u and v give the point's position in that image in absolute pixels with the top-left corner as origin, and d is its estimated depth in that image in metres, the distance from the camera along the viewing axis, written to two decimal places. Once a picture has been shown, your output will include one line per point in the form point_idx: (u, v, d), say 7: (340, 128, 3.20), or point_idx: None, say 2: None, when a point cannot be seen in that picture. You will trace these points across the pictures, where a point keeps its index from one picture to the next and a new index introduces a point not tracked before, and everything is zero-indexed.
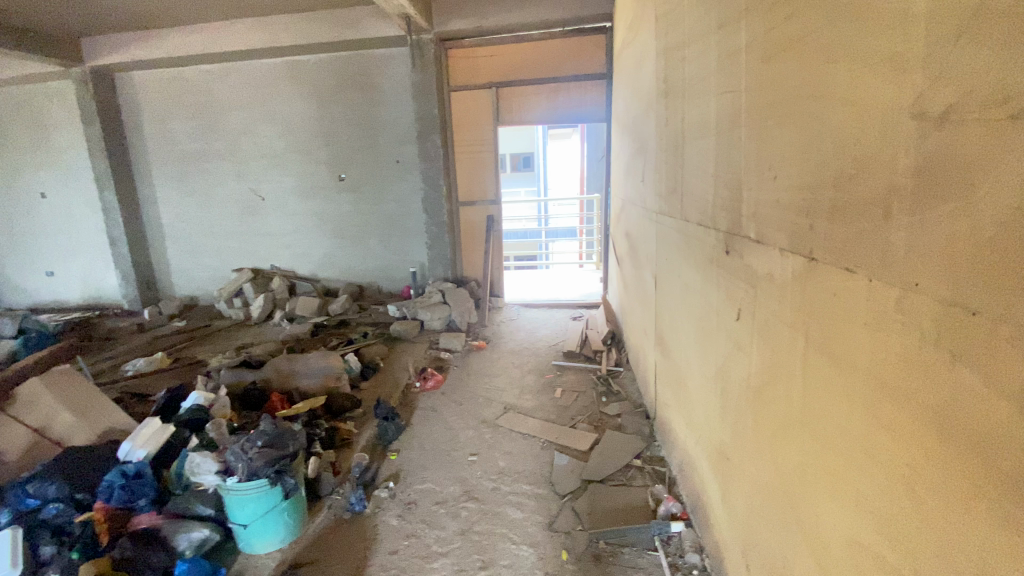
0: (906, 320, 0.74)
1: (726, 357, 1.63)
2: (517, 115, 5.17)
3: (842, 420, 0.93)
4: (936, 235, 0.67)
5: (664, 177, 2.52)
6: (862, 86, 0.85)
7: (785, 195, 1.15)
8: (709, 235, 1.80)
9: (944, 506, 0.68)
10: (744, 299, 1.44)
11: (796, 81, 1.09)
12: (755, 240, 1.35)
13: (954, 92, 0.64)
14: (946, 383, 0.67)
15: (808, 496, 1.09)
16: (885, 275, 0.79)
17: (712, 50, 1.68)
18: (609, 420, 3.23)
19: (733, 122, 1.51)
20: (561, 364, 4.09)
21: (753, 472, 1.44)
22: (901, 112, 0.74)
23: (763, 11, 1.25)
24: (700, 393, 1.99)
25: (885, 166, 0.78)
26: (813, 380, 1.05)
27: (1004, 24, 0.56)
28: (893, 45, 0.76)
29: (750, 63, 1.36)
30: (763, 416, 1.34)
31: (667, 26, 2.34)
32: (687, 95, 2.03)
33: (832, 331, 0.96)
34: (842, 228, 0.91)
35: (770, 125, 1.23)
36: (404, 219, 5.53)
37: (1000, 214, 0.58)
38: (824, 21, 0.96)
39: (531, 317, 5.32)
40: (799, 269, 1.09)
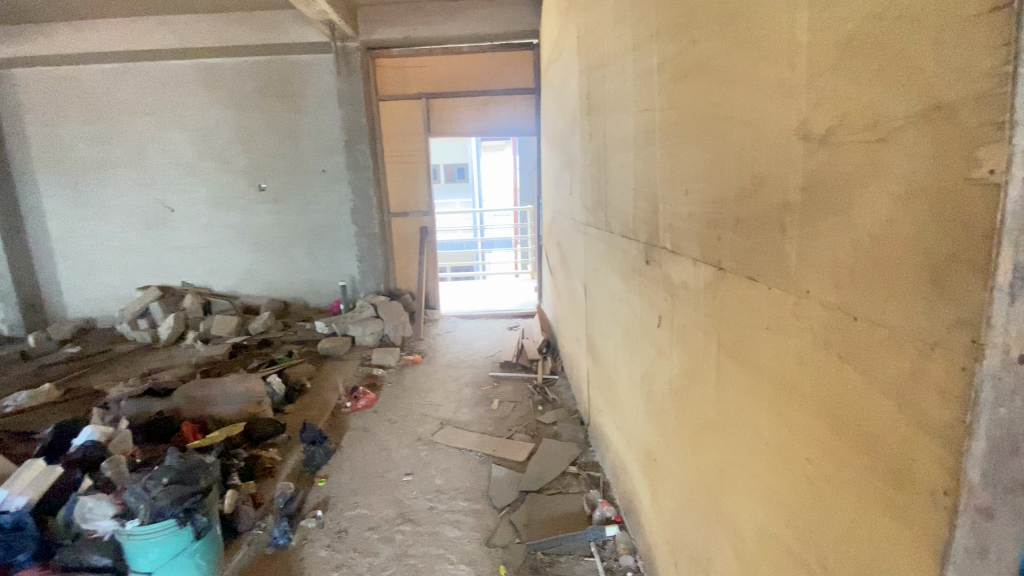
0: (801, 325, 0.80)
1: (651, 363, 1.68)
2: (448, 127, 5.15)
3: (754, 421, 0.98)
4: (823, 248, 0.73)
5: (589, 189, 2.59)
6: (756, 110, 0.92)
7: (695, 208, 1.22)
8: (631, 246, 1.86)
9: (840, 496, 0.73)
10: (664, 307, 1.51)
11: (702, 102, 1.16)
12: (672, 251, 1.42)
13: (834, 113, 0.70)
14: (836, 380, 0.72)
15: (725, 492, 1.15)
16: (782, 284, 0.85)
17: (629, 70, 1.76)
18: (545, 429, 3.25)
19: (649, 139, 1.59)
20: (498, 375, 4.08)
21: (678, 472, 1.49)
22: (789, 132, 0.81)
23: (672, 35, 1.33)
24: (629, 398, 2.04)
25: (779, 184, 0.85)
26: (726, 383, 1.10)
27: (872, 56, 0.62)
28: (782, 72, 0.83)
29: (662, 83, 1.43)
30: (685, 417, 1.39)
31: (587, 46, 2.43)
32: (608, 112, 2.11)
33: (740, 335, 1.01)
34: (744, 240, 0.98)
35: (681, 141, 1.30)
36: (331, 231, 5.27)
37: (874, 225, 0.63)
38: (724, 47, 1.03)
39: (467, 328, 5.27)
40: (709, 278, 1.15)
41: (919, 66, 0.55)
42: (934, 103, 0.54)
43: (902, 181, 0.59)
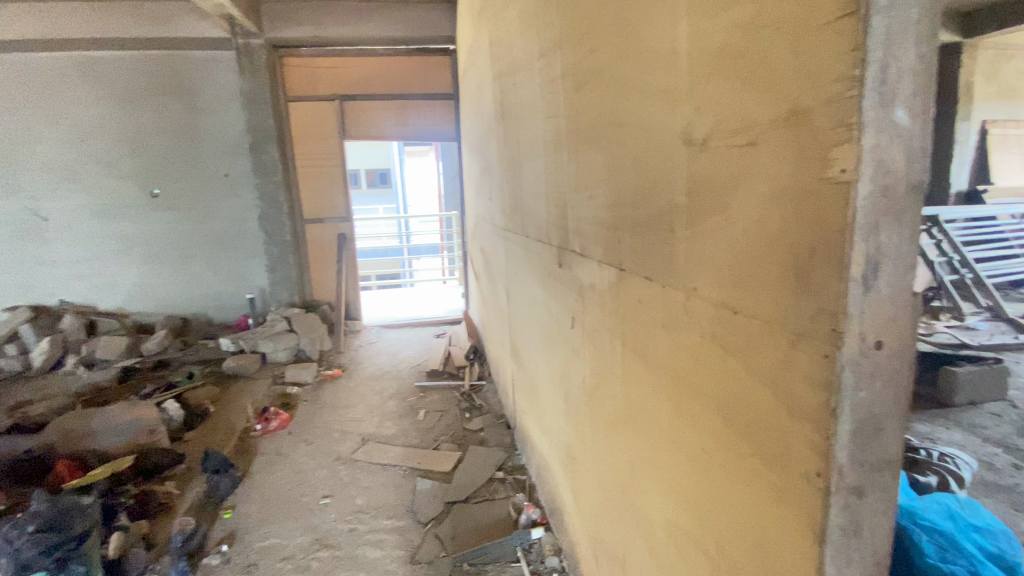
0: (690, 321, 0.84)
1: (567, 365, 1.71)
2: (364, 130, 4.96)
3: (656, 415, 1.01)
4: (708, 246, 0.76)
5: (507, 195, 2.60)
6: (647, 116, 0.95)
7: (599, 212, 1.24)
8: (545, 249, 1.88)
9: (731, 483, 0.76)
10: (575, 309, 1.54)
11: (600, 108, 1.19)
12: (580, 253, 1.44)
13: (712, 120, 0.73)
14: (722, 371, 0.76)
15: (636, 486, 1.18)
16: (673, 282, 0.88)
17: (537, 76, 1.78)
18: (471, 436, 3.20)
19: (556, 145, 1.62)
20: (425, 385, 3.97)
21: (594, 470, 1.52)
22: (677, 137, 0.84)
23: (572, 44, 1.36)
24: (549, 399, 2.06)
25: (668, 186, 0.88)
26: (631, 380, 1.13)
27: (740, 64, 0.65)
28: (668, 81, 0.86)
29: (566, 90, 1.46)
30: (598, 415, 1.42)
31: (499, 53, 2.44)
32: (521, 118, 2.13)
33: (641, 333, 1.05)
34: (641, 242, 1.01)
35: (584, 147, 1.33)
36: (236, 240, 4.86)
37: (750, 223, 0.66)
38: (617, 56, 1.07)
39: (392, 338, 5.10)
40: (613, 279, 1.19)
41: (783, 71, 0.57)
42: (791, 108, 0.57)
43: (771, 182, 0.61)
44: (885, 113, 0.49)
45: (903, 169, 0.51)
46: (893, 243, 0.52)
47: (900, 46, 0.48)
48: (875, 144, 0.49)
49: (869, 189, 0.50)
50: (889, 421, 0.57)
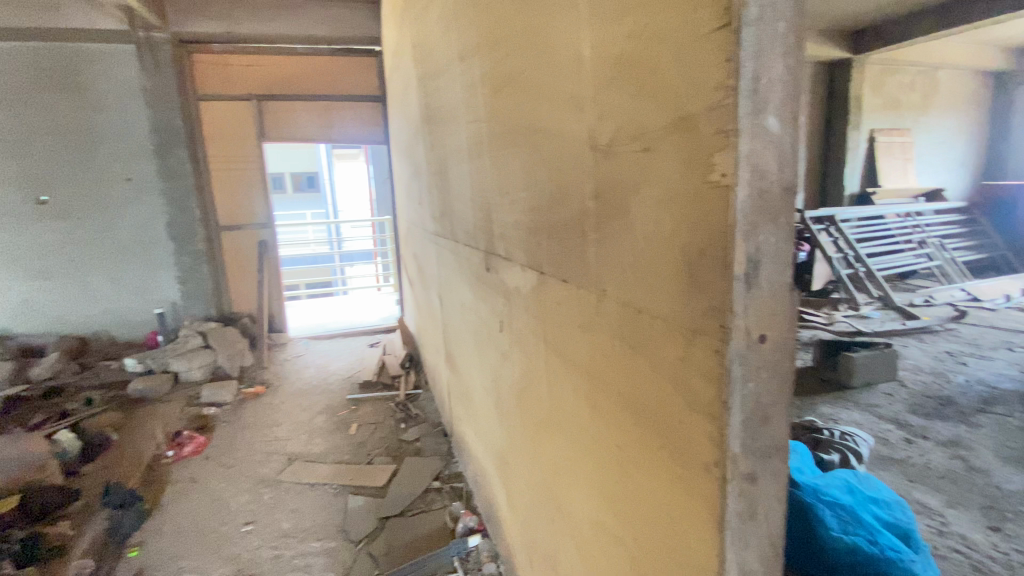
0: (602, 322, 0.86)
1: (497, 369, 1.69)
2: (285, 132, 4.70)
3: (577, 415, 1.03)
4: (614, 248, 0.78)
5: (435, 199, 2.56)
6: (558, 122, 0.97)
7: (520, 216, 1.25)
8: (473, 253, 1.87)
9: (644, 477, 0.78)
10: (503, 312, 1.53)
11: (517, 113, 1.19)
12: (504, 257, 1.44)
13: (614, 126, 0.75)
14: (631, 368, 0.78)
15: (563, 486, 1.19)
16: (587, 284, 0.90)
17: (458, 80, 1.76)
18: (407, 447, 3.10)
19: (478, 150, 1.61)
20: (357, 397, 3.81)
21: (526, 473, 1.52)
22: (584, 143, 0.86)
23: (488, 49, 1.36)
24: (482, 404, 2.03)
25: (578, 191, 0.90)
26: (554, 382, 1.14)
27: (634, 73, 0.68)
28: (574, 88, 0.88)
29: (484, 95, 1.46)
30: (527, 418, 1.43)
31: (422, 55, 2.40)
32: (444, 122, 2.09)
33: (561, 335, 1.06)
34: (557, 246, 1.03)
35: (504, 152, 1.34)
36: (140, 250, 4.42)
37: (649, 226, 0.68)
38: (529, 62, 1.08)
39: (321, 350, 4.85)
40: (534, 283, 1.19)
41: (670, 80, 0.60)
42: (679, 115, 0.59)
43: (665, 187, 0.64)
44: (757, 121, 0.52)
45: (776, 173, 0.54)
46: (770, 243, 0.55)
47: (769, 57, 0.51)
48: (750, 150, 0.52)
49: (746, 193, 0.53)
50: (776, 409, 0.61)
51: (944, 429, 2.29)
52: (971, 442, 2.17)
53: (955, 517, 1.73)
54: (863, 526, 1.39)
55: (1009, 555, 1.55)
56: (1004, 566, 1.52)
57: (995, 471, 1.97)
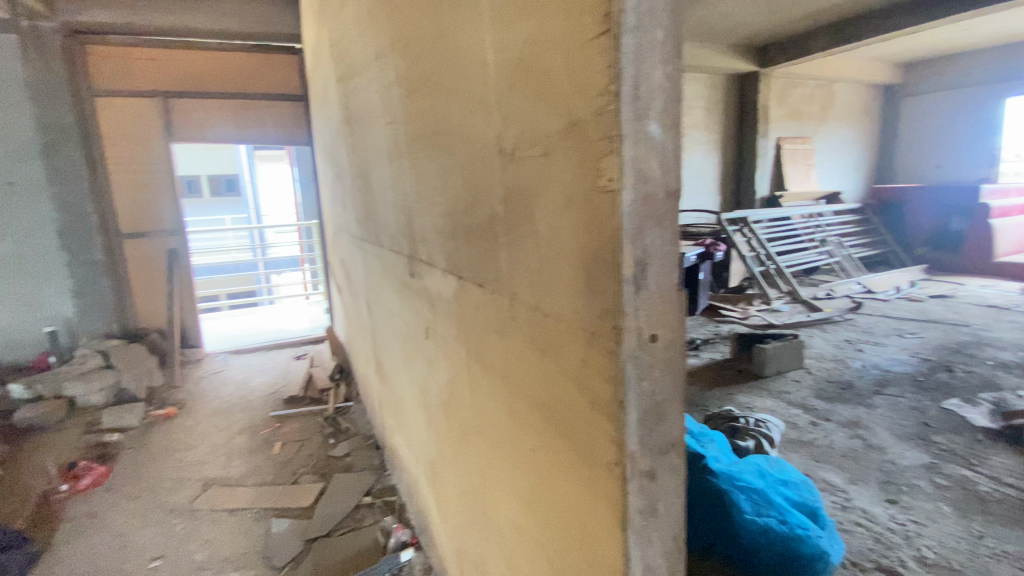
0: (514, 325, 0.85)
1: (422, 377, 1.64)
2: (197, 133, 4.37)
3: (497, 421, 1.01)
4: (522, 251, 0.78)
5: (357, 203, 2.46)
6: (468, 123, 0.95)
7: (437, 220, 1.21)
8: (395, 258, 1.80)
9: (557, 480, 0.78)
10: (424, 319, 1.49)
11: (430, 112, 1.16)
12: (424, 263, 1.40)
13: (517, 130, 0.75)
14: (541, 371, 0.77)
15: (488, 494, 1.17)
16: (501, 288, 0.89)
17: (374, 79, 1.70)
18: (336, 463, 2.96)
19: (395, 152, 1.55)
20: (282, 413, 3.60)
21: (454, 482, 1.47)
22: (492, 147, 0.85)
23: (401, 48, 1.31)
24: (409, 414, 1.95)
25: (489, 193, 0.88)
26: (475, 388, 1.12)
27: (532, 75, 0.67)
28: (481, 90, 0.86)
29: (399, 95, 1.41)
30: (452, 426, 1.39)
31: (340, 54, 2.30)
32: (363, 122, 2.01)
33: (479, 339, 1.04)
34: (473, 249, 1.00)
35: (419, 154, 1.29)
36: (24, 262, 3.86)
37: (551, 229, 0.68)
38: (440, 62, 1.05)
39: (242, 365, 4.54)
40: (453, 288, 1.16)
41: (562, 85, 0.60)
42: (571, 120, 0.60)
43: (562, 191, 0.64)
44: (639, 127, 0.53)
45: (660, 178, 0.56)
46: (657, 245, 0.57)
47: (649, 64, 0.53)
48: (634, 155, 0.53)
49: (631, 198, 0.54)
50: (672, 406, 0.63)
51: (845, 410, 2.50)
52: (868, 421, 2.39)
53: (856, 493, 1.89)
54: (775, 507, 1.50)
55: (903, 525, 1.71)
56: (899, 534, 1.67)
57: (888, 447, 2.17)
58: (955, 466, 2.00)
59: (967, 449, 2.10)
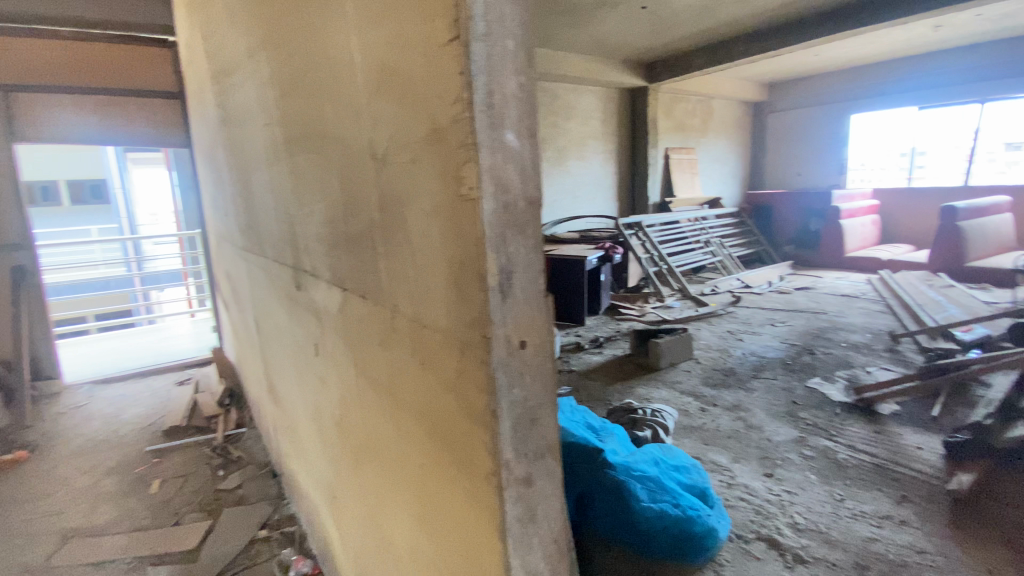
0: (396, 338, 0.81)
1: (315, 396, 1.52)
2: (49, 133, 3.70)
3: (387, 438, 0.96)
4: (399, 262, 0.74)
5: (239, 210, 2.25)
6: (341, 124, 0.89)
7: (319, 228, 1.13)
8: (280, 270, 1.66)
9: (445, 495, 0.75)
10: (313, 334, 1.38)
11: (306, 113, 1.08)
12: (309, 274, 1.30)
13: (385, 136, 0.71)
14: (422, 385, 0.74)
15: (385, 515, 1.10)
16: (381, 300, 0.84)
17: (249, 77, 1.56)
18: (227, 497, 2.69)
19: (274, 155, 1.43)
20: (160, 446, 3.20)
21: (353, 505, 1.38)
22: (365, 151, 0.80)
23: (273, 45, 1.22)
24: (304, 436, 1.82)
25: (365, 200, 0.84)
26: (366, 404, 1.05)
27: (395, 79, 0.65)
28: (351, 92, 0.82)
29: (275, 95, 1.30)
30: (346, 446, 1.30)
31: (214, 50, 2.11)
32: (240, 123, 1.85)
33: (365, 354, 0.98)
34: (354, 258, 0.95)
35: (298, 157, 1.20)
36: None
37: (422, 238, 0.66)
38: (311, 59, 0.98)
39: (110, 396, 3.98)
40: (338, 300, 1.09)
41: (421, 90, 0.59)
42: (433, 126, 0.58)
43: (430, 199, 0.62)
44: (495, 136, 0.54)
45: (520, 187, 0.57)
46: (521, 253, 0.58)
47: (502, 73, 0.54)
48: (490, 164, 0.53)
49: (492, 206, 0.54)
50: (544, 410, 0.64)
51: (729, 396, 2.74)
52: (748, 404, 2.63)
53: (739, 470, 2.07)
54: (668, 492, 1.58)
55: (780, 495, 1.90)
56: (776, 505, 1.85)
57: (765, 426, 2.41)
58: (820, 438, 2.26)
59: (828, 422, 2.39)
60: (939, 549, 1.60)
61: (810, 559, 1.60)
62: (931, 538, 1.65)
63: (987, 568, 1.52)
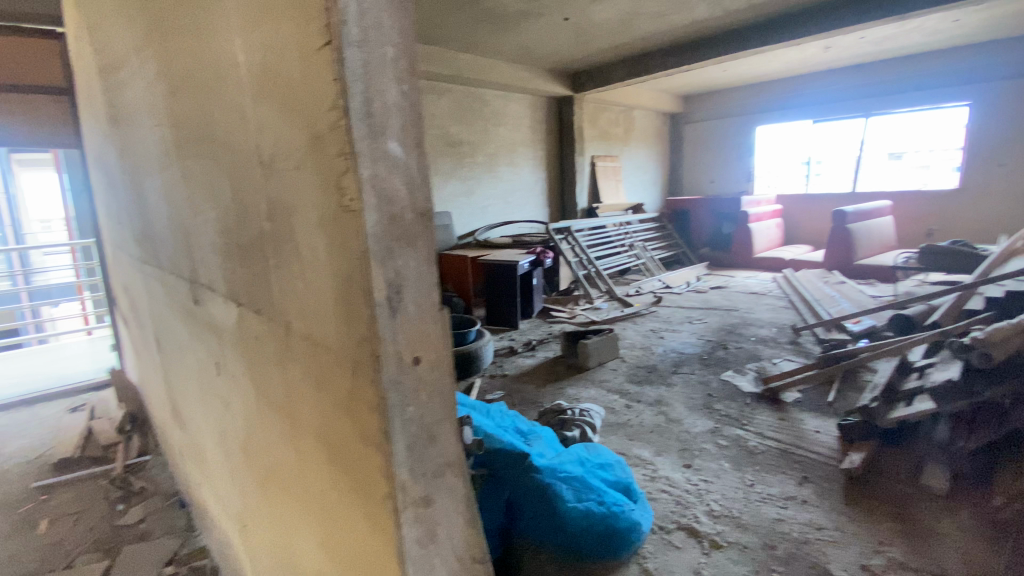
0: (291, 355, 0.76)
1: (219, 419, 1.41)
2: None
3: (289, 461, 0.90)
4: (290, 276, 0.70)
5: (133, 218, 2.06)
6: (229, 126, 0.83)
7: (213, 238, 1.05)
8: (177, 284, 1.53)
9: (346, 518, 0.72)
10: (213, 352, 1.28)
11: (195, 115, 1.00)
12: (206, 287, 1.21)
13: (270, 141, 0.67)
14: (318, 403, 0.71)
15: (293, 542, 1.04)
16: (276, 315, 0.79)
17: (137, 74, 1.43)
18: (127, 533, 2.44)
19: (165, 159, 1.32)
20: (48, 481, 2.84)
21: (264, 533, 1.29)
22: (252, 157, 0.76)
23: (158, 41, 1.12)
24: (211, 461, 1.68)
25: (255, 209, 0.78)
26: (268, 425, 0.99)
27: (276, 83, 0.61)
28: (236, 94, 0.77)
29: (163, 95, 1.20)
30: (253, 471, 1.22)
31: (100, 44, 1.92)
32: (130, 123, 1.69)
33: (263, 371, 0.92)
34: (248, 271, 0.89)
35: (189, 162, 1.11)
36: None
37: (310, 250, 0.63)
38: (197, 57, 0.91)
39: None
40: (235, 316, 1.02)
41: (300, 95, 0.56)
42: (313, 133, 0.55)
43: (315, 210, 0.59)
44: (376, 145, 0.52)
45: (407, 199, 0.56)
46: (410, 267, 0.57)
47: (381, 82, 0.52)
48: (372, 174, 0.52)
49: (375, 219, 0.52)
50: (441, 426, 0.64)
51: (652, 391, 2.86)
52: (670, 399, 2.76)
53: (661, 463, 2.17)
54: (594, 491, 1.61)
55: (697, 485, 2.01)
56: (694, 494, 1.95)
57: (685, 419, 2.54)
58: (733, 428, 2.41)
59: (740, 412, 2.56)
60: (836, 524, 1.75)
61: (724, 544, 1.69)
62: (829, 514, 1.80)
63: (875, 538, 1.68)
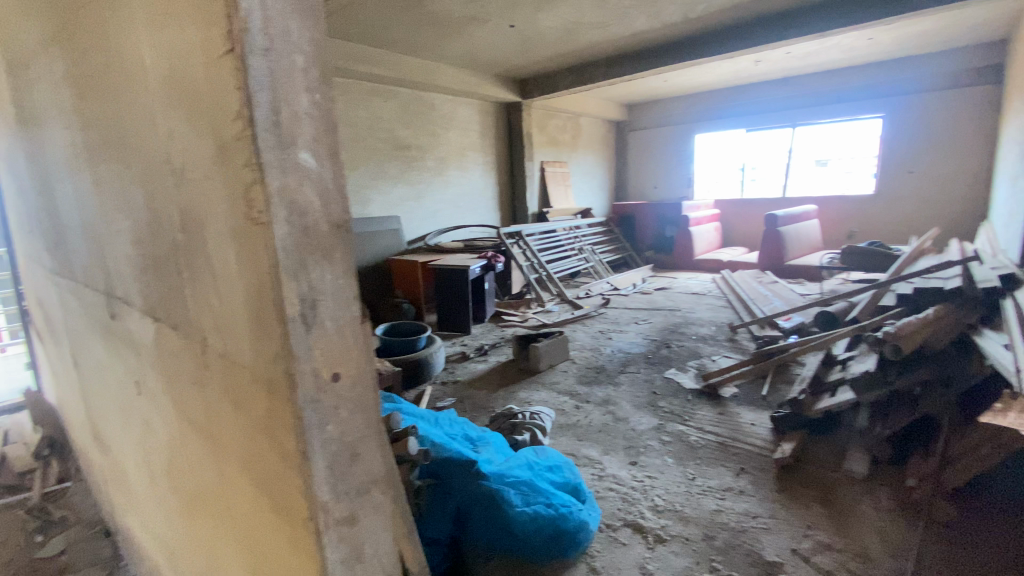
0: (209, 373, 0.73)
1: (142, 440, 1.33)
2: None
3: (212, 482, 0.86)
4: (205, 291, 0.68)
5: (44, 227, 1.90)
6: (140, 132, 0.79)
7: (128, 249, 0.99)
8: (93, 298, 1.43)
9: (269, 541, 0.69)
10: (132, 369, 1.21)
11: (104, 118, 0.94)
12: (123, 300, 1.14)
13: (180, 149, 0.65)
14: (237, 421, 0.68)
15: (221, 568, 0.99)
16: (192, 330, 0.76)
17: (44, 73, 1.33)
18: (44, 567, 2.24)
19: (76, 164, 1.23)
20: None
21: (192, 561, 1.22)
22: (163, 164, 0.72)
23: (65, 39, 1.05)
24: (136, 486, 1.57)
25: (168, 219, 0.75)
26: (190, 446, 0.94)
27: (183, 89, 0.59)
28: (145, 98, 0.73)
29: (72, 96, 1.12)
30: (178, 494, 1.15)
31: (3, 39, 1.78)
32: (38, 125, 1.57)
33: (182, 389, 0.87)
34: (163, 284, 0.84)
35: (100, 167, 1.04)
36: None
37: (223, 263, 0.61)
38: (103, 56, 0.86)
39: None
40: (153, 331, 0.96)
41: (206, 102, 0.54)
42: (219, 142, 0.54)
43: (226, 223, 0.57)
44: (286, 156, 0.51)
45: (321, 211, 0.55)
46: (326, 281, 0.56)
47: (290, 91, 0.52)
48: (281, 185, 0.51)
49: (286, 232, 0.51)
50: (365, 443, 0.63)
51: (600, 392, 2.92)
52: (617, 398, 2.83)
53: (608, 462, 2.22)
54: (542, 493, 1.63)
55: (642, 481, 2.07)
56: (639, 490, 2.01)
57: (631, 417, 2.61)
58: (676, 424, 2.51)
59: (682, 409, 2.66)
60: (769, 512, 1.85)
61: (667, 537, 1.75)
62: (763, 502, 1.90)
63: (804, 522, 1.78)
